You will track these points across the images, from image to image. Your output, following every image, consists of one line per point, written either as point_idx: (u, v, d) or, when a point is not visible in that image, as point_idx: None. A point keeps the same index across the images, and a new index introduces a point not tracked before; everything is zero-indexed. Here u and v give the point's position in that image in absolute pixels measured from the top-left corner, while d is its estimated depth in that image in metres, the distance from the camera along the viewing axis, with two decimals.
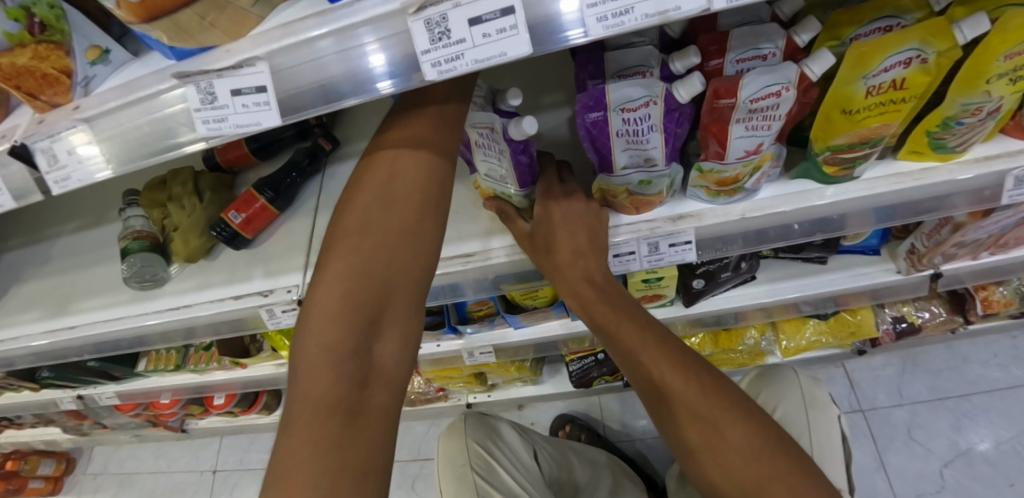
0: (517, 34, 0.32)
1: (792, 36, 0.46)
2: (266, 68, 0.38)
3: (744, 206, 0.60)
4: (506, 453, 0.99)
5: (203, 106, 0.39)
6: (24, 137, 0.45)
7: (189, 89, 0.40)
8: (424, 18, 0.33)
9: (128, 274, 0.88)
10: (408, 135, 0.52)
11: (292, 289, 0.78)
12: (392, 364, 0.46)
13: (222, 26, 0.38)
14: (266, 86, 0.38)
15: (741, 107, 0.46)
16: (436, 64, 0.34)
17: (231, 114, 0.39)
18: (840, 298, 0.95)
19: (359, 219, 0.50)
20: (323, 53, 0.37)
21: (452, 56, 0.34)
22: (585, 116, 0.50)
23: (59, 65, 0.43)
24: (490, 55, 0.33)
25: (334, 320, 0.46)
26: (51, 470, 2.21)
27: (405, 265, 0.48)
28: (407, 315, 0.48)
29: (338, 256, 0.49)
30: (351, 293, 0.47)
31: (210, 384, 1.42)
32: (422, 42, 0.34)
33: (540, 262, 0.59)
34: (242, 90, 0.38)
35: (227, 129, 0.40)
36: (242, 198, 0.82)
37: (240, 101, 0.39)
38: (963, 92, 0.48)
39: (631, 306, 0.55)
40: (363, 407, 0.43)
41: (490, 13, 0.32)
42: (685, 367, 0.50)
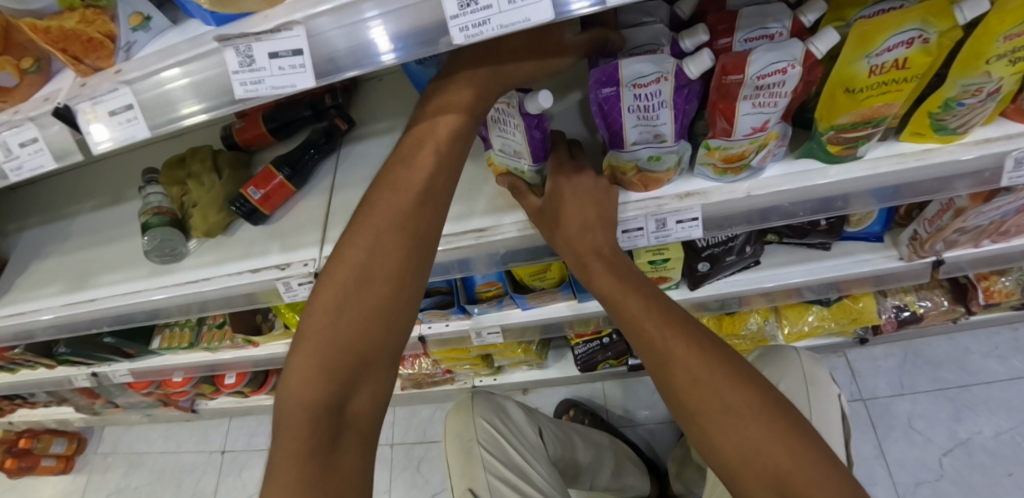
0: (539, 1, 0.34)
1: (798, 16, 0.49)
2: (302, 32, 0.40)
3: (749, 184, 0.62)
4: (510, 429, 1.02)
5: (241, 68, 0.41)
6: (67, 99, 0.47)
7: (228, 52, 0.42)
8: None
9: (148, 248, 0.91)
10: (449, 102, 0.51)
11: (308, 263, 0.80)
12: (365, 416, 0.50)
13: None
14: (302, 49, 0.40)
15: (747, 84, 0.48)
16: (463, 29, 0.36)
17: (268, 76, 0.41)
18: (842, 285, 0.97)
19: (347, 267, 0.51)
20: (354, 18, 0.40)
21: (478, 21, 0.36)
22: (597, 92, 0.52)
23: (104, 29, 0.46)
24: (515, 20, 0.35)
25: (311, 379, 0.49)
26: (63, 449, 2.26)
27: (381, 326, 0.51)
28: (382, 371, 0.51)
29: (322, 308, 0.51)
30: (333, 344, 0.50)
31: (222, 362, 1.46)
32: (452, 8, 0.36)
33: (549, 237, 0.61)
34: (279, 53, 0.40)
35: (264, 90, 0.41)
36: (261, 174, 0.85)
37: (277, 63, 0.41)
38: (964, 73, 0.50)
39: (637, 279, 0.58)
40: (336, 452, 0.48)
41: None
42: (687, 334, 0.53)
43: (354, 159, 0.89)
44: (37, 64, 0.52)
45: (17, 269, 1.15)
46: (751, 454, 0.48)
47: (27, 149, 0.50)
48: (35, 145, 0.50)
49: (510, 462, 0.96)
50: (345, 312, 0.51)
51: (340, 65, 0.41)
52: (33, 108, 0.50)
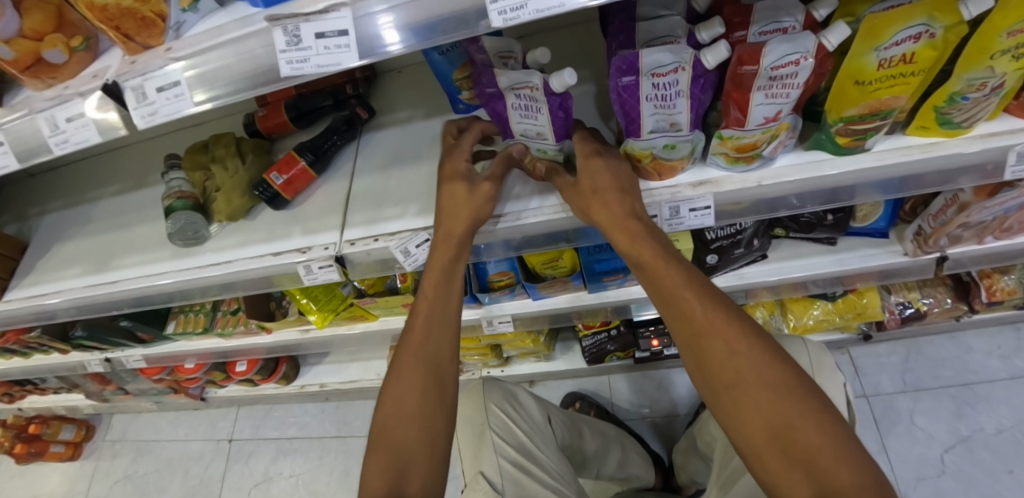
0: None
1: (811, 11, 0.51)
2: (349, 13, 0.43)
3: (761, 173, 0.64)
4: (520, 415, 1.04)
5: (289, 47, 0.43)
6: (118, 75, 0.49)
7: (276, 32, 0.44)
8: None
9: (172, 231, 0.94)
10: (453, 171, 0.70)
11: (329, 246, 0.82)
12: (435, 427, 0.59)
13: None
14: (348, 30, 0.43)
15: (762, 74, 0.50)
16: (502, 12, 0.38)
17: (313, 55, 0.44)
18: (847, 279, 0.99)
19: (412, 336, 0.64)
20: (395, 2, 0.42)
21: (516, 5, 0.38)
22: (618, 80, 0.54)
23: (156, 9, 0.49)
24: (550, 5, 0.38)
25: (403, 399, 0.60)
26: (72, 436, 2.29)
27: (437, 379, 0.61)
28: (442, 421, 0.60)
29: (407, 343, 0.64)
30: (412, 386, 0.61)
31: (235, 349, 1.48)
32: None
33: (583, 212, 0.63)
34: (325, 33, 0.43)
35: (308, 69, 0.44)
36: (284, 160, 0.87)
37: (323, 43, 0.43)
38: (969, 67, 0.52)
39: (675, 250, 0.58)
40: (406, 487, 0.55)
41: None
42: (725, 311, 0.54)
43: (374, 146, 0.91)
44: (86, 43, 0.55)
45: (40, 251, 1.18)
46: (782, 428, 0.48)
47: (73, 124, 0.53)
48: (81, 119, 0.52)
49: (521, 446, 0.99)
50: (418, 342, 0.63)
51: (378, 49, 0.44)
52: (83, 83, 0.53)
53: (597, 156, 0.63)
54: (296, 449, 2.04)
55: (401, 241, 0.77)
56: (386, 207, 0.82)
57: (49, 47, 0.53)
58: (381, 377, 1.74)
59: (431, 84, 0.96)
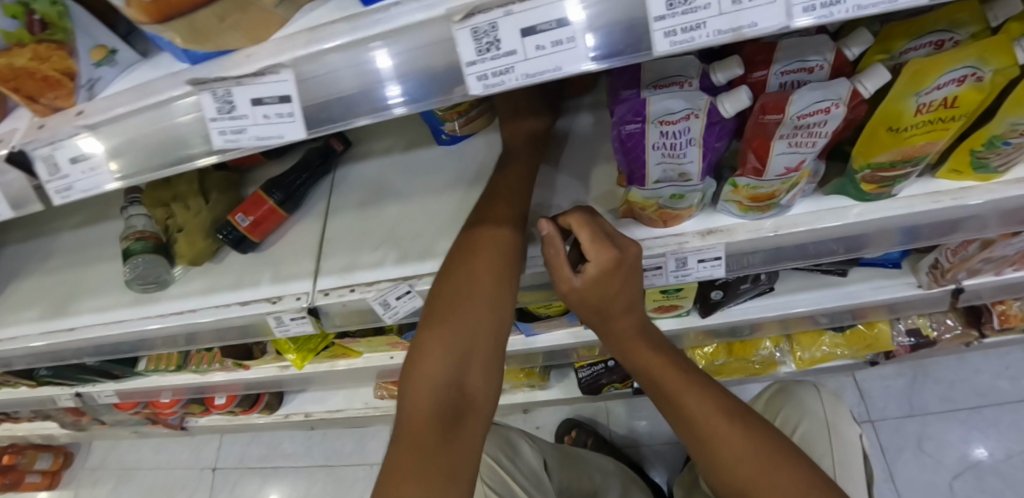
0: (573, 47, 0.32)
1: (841, 48, 0.44)
2: (291, 75, 0.37)
3: (776, 221, 0.58)
4: (513, 462, 0.97)
5: (221, 115, 0.38)
6: (23, 144, 0.45)
7: (204, 96, 0.39)
8: (471, 26, 0.32)
9: (129, 277, 0.86)
10: (498, 214, 0.63)
11: (301, 296, 0.75)
12: (480, 398, 0.55)
13: (244, 27, 0.36)
14: (290, 95, 0.37)
15: (787, 124, 0.44)
16: (482, 77, 0.33)
17: (250, 125, 0.39)
18: (858, 311, 0.93)
19: (448, 301, 0.58)
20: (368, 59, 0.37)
21: (500, 69, 0.33)
22: (620, 128, 0.48)
23: (61, 66, 0.42)
24: (540, 71, 0.33)
25: (437, 360, 0.54)
26: (49, 464, 2.19)
27: (490, 329, 0.57)
28: (484, 393, 0.55)
29: (445, 311, 0.57)
30: (443, 357, 0.54)
31: (211, 384, 1.40)
32: (469, 52, 0.33)
33: (570, 299, 0.55)
34: (263, 99, 0.38)
35: (246, 140, 0.39)
36: (249, 200, 0.79)
37: (262, 111, 0.38)
38: (1014, 111, 0.45)
39: (682, 363, 0.58)
40: (458, 438, 0.51)
41: (547, 23, 0.32)
42: (725, 408, 0.56)
43: (350, 182, 0.83)
44: None
45: None
46: None
47: None
48: None
49: None
50: (462, 313, 0.56)
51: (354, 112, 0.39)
52: None
53: (615, 271, 0.52)
54: (282, 477, 1.96)
55: (379, 293, 0.69)
56: (363, 252, 0.75)
57: None
58: (369, 405, 1.65)
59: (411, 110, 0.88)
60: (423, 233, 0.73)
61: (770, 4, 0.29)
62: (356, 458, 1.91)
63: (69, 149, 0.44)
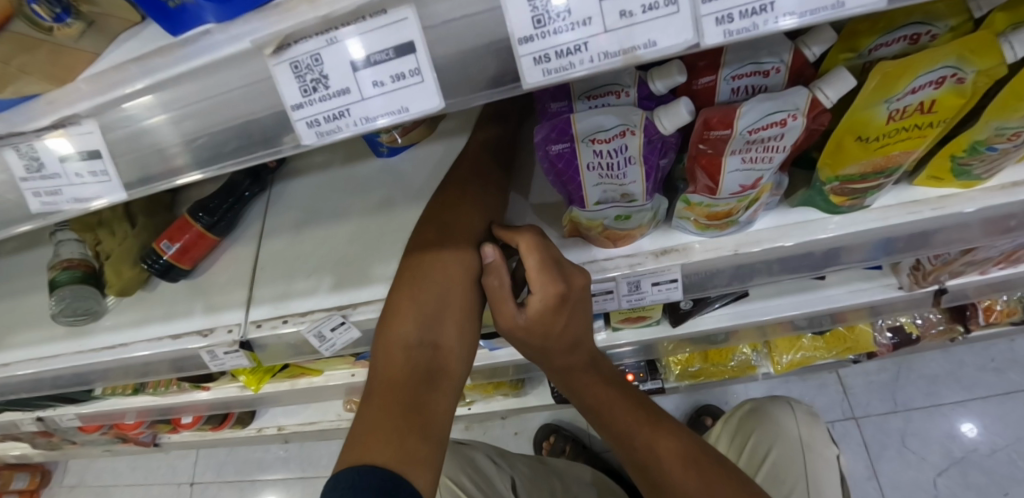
0: (421, 82, 0.27)
1: (801, 49, 0.38)
2: (95, 128, 0.34)
3: (737, 239, 0.52)
4: (481, 485, 0.94)
5: (31, 175, 0.37)
6: None
7: (9, 153, 0.36)
8: (290, 60, 0.28)
9: (56, 310, 0.78)
10: (455, 194, 0.57)
11: (233, 329, 0.69)
12: (454, 364, 0.51)
13: (40, 70, 0.33)
14: (98, 151, 0.34)
15: (737, 139, 0.38)
16: (312, 124, 0.29)
17: (65, 185, 0.37)
18: (837, 314, 0.88)
19: (426, 258, 0.53)
20: (223, 87, 0.31)
21: (333, 113, 0.29)
22: (547, 148, 0.42)
23: None
24: (383, 113, 0.28)
25: (407, 321, 0.50)
26: (25, 484, 2.14)
27: (458, 294, 0.52)
28: (459, 358, 0.52)
29: (421, 268, 0.53)
30: (414, 317, 0.50)
31: (172, 406, 1.34)
32: (293, 94, 0.29)
33: (515, 335, 0.49)
34: (70, 158, 0.35)
35: (63, 202, 0.37)
36: (175, 224, 0.72)
37: (72, 169, 0.36)
38: (1000, 115, 0.40)
39: (637, 397, 0.56)
40: (430, 396, 0.47)
41: (382, 54, 0.26)
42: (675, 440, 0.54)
43: (286, 202, 0.77)
44: None
45: None
46: None
47: None
48: None
49: None
50: (439, 271, 0.52)
51: (226, 147, 0.34)
52: None
53: (562, 303, 0.47)
54: (261, 491, 1.91)
55: (314, 324, 0.64)
56: (296, 280, 0.69)
57: None
58: (342, 417, 1.60)
59: None
60: (363, 256, 0.68)
61: (669, 17, 0.24)
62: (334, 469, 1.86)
63: None
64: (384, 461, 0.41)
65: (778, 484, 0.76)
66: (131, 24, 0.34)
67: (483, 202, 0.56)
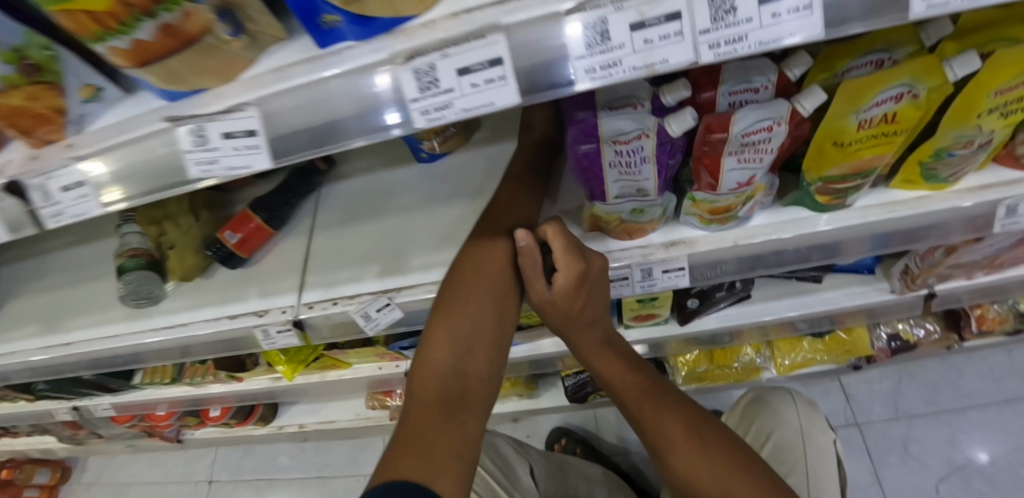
0: (505, 84, 0.35)
1: (783, 70, 0.47)
2: (256, 113, 0.41)
3: (736, 233, 0.60)
4: (505, 471, 0.98)
5: (195, 148, 0.42)
6: (21, 173, 0.47)
7: (181, 130, 0.43)
8: (413, 68, 0.37)
9: (124, 292, 0.88)
10: (504, 197, 0.66)
11: (287, 310, 0.77)
12: (481, 381, 0.56)
13: (212, 69, 0.42)
14: (257, 130, 0.41)
15: (732, 141, 0.46)
16: (425, 112, 0.38)
17: (222, 156, 0.42)
18: (835, 316, 0.94)
19: (460, 282, 0.60)
20: (335, 91, 0.40)
21: (440, 105, 0.37)
22: (576, 148, 0.51)
23: (51, 104, 0.44)
24: (481, 105, 0.36)
25: (441, 342, 0.56)
26: (46, 480, 2.22)
27: (487, 315, 0.59)
28: (486, 377, 0.57)
29: (455, 294, 0.59)
30: (448, 337, 0.56)
31: (204, 397, 1.41)
32: (411, 91, 0.37)
33: (545, 309, 0.58)
34: (233, 134, 0.42)
35: (218, 170, 0.43)
36: (236, 217, 0.82)
37: (231, 144, 0.42)
38: (955, 125, 0.48)
39: (647, 371, 0.62)
40: (460, 420, 0.52)
41: (479, 64, 0.35)
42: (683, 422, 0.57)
43: (334, 201, 0.86)
44: None
45: None
46: None
47: None
48: None
49: None
50: (471, 294, 0.59)
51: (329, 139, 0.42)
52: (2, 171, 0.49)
53: (580, 282, 0.55)
54: (277, 490, 1.96)
55: (361, 305, 0.72)
56: (345, 268, 0.78)
57: None
58: (361, 416, 1.67)
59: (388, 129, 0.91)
60: (406, 249, 0.76)
61: (678, 41, 0.33)
62: (350, 469, 1.92)
63: (64, 178, 0.46)
64: (415, 475, 0.45)
65: (779, 464, 0.82)
66: (278, 39, 0.43)
67: (523, 209, 0.65)
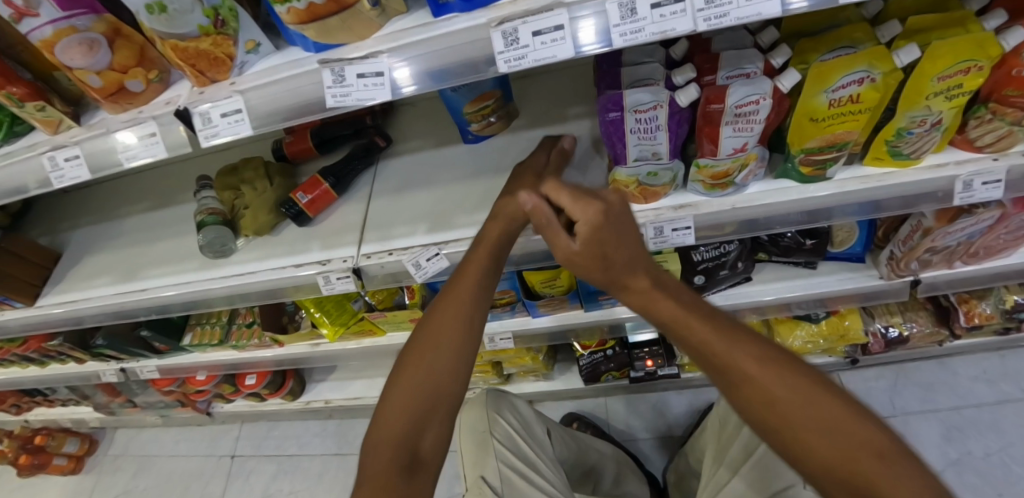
0: (564, 43, 0.49)
1: (769, 59, 0.60)
2: (385, 59, 0.55)
3: (734, 198, 0.72)
4: (521, 424, 1.08)
5: (335, 84, 0.55)
6: (189, 104, 0.61)
7: (325, 72, 0.56)
8: (501, 30, 0.50)
9: (202, 244, 1.02)
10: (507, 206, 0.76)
11: (347, 259, 0.90)
12: (434, 454, 0.60)
13: (353, 28, 0.56)
14: (383, 72, 0.55)
15: (728, 111, 0.59)
16: (507, 61, 0.50)
17: (354, 91, 0.55)
18: (829, 300, 1.05)
19: (416, 354, 0.65)
20: (432, 49, 0.54)
21: (517, 57, 0.50)
22: (605, 116, 0.64)
23: (226, 51, 0.59)
24: (549, 56, 0.50)
25: (396, 415, 0.61)
26: (74, 450, 2.23)
27: (441, 388, 0.63)
28: (439, 439, 0.61)
29: (411, 368, 0.64)
30: (402, 411, 0.61)
31: (246, 361, 1.54)
32: (499, 46, 0.50)
33: (572, 263, 0.64)
34: (365, 74, 0.55)
35: (349, 101, 0.56)
36: (308, 181, 0.97)
37: (363, 81, 0.55)
38: (909, 107, 0.61)
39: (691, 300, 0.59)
40: (410, 487, 0.57)
41: (548, 28, 0.49)
42: (823, 407, 0.48)
43: (390, 173, 1.00)
44: (160, 75, 0.66)
45: (71, 261, 1.25)
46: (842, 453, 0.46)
47: (145, 142, 0.65)
48: (150, 138, 0.65)
49: (524, 458, 1.02)
50: (428, 364, 0.63)
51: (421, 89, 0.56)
52: (157, 109, 0.65)
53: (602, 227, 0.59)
54: (297, 467, 2.05)
55: (413, 255, 0.85)
56: (399, 225, 0.91)
57: (132, 79, 0.64)
58: None
59: (440, 116, 1.06)
60: (452, 211, 0.89)
61: (683, 15, 0.46)
62: None
63: (225, 107, 0.59)
64: None
65: None
66: (399, 12, 0.58)
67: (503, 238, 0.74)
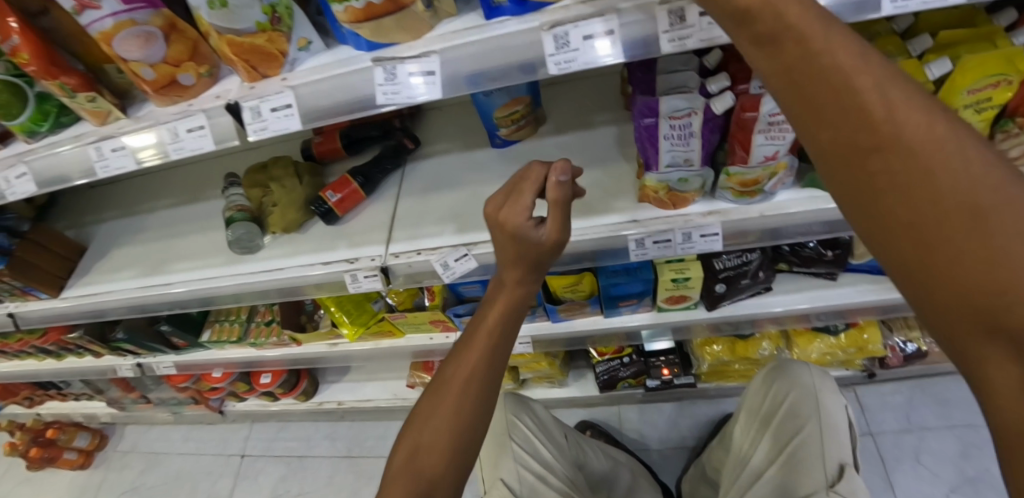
0: (613, 44, 0.53)
1: None
2: (438, 58, 0.57)
3: (762, 206, 0.74)
4: (540, 426, 1.09)
5: (386, 82, 0.58)
6: (239, 98, 0.63)
7: (377, 69, 0.59)
8: (554, 33, 0.53)
9: (231, 240, 1.04)
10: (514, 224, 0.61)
11: (374, 258, 0.92)
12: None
13: (405, 28, 0.58)
14: (435, 70, 0.57)
15: (761, 119, 0.61)
16: (557, 63, 0.54)
17: (404, 89, 0.59)
18: (848, 312, 1.06)
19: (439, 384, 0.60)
20: (479, 51, 0.56)
21: (568, 59, 0.53)
22: (641, 121, 0.65)
23: (279, 47, 0.62)
24: (598, 58, 0.53)
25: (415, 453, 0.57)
26: (85, 444, 2.25)
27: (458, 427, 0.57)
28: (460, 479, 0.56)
29: (432, 402, 0.59)
30: (423, 447, 0.57)
31: (263, 358, 1.55)
32: (550, 49, 0.53)
33: None
34: (416, 72, 0.58)
35: (400, 98, 0.59)
36: (338, 181, 1.00)
37: (414, 79, 0.58)
38: None
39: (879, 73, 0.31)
40: None
41: (597, 31, 0.52)
42: (993, 176, 0.27)
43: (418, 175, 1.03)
44: (210, 70, 0.68)
45: (99, 253, 1.28)
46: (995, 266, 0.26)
47: (192, 134, 0.67)
48: (199, 130, 0.67)
49: (544, 461, 1.04)
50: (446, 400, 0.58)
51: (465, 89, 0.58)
52: (207, 102, 0.67)
53: None
54: (306, 468, 2.05)
55: (441, 256, 0.86)
56: (427, 226, 0.93)
57: (183, 72, 0.66)
58: (398, 396, 1.79)
59: (467, 121, 1.09)
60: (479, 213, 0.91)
61: None
62: (378, 452, 2.01)
63: (274, 102, 0.61)
64: None
65: (793, 418, 0.89)
66: (450, 15, 0.60)
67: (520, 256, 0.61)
